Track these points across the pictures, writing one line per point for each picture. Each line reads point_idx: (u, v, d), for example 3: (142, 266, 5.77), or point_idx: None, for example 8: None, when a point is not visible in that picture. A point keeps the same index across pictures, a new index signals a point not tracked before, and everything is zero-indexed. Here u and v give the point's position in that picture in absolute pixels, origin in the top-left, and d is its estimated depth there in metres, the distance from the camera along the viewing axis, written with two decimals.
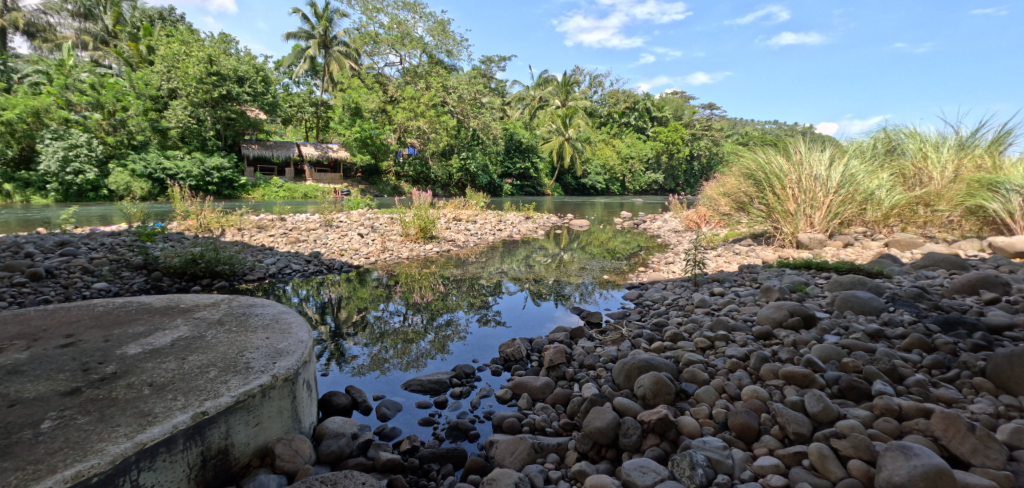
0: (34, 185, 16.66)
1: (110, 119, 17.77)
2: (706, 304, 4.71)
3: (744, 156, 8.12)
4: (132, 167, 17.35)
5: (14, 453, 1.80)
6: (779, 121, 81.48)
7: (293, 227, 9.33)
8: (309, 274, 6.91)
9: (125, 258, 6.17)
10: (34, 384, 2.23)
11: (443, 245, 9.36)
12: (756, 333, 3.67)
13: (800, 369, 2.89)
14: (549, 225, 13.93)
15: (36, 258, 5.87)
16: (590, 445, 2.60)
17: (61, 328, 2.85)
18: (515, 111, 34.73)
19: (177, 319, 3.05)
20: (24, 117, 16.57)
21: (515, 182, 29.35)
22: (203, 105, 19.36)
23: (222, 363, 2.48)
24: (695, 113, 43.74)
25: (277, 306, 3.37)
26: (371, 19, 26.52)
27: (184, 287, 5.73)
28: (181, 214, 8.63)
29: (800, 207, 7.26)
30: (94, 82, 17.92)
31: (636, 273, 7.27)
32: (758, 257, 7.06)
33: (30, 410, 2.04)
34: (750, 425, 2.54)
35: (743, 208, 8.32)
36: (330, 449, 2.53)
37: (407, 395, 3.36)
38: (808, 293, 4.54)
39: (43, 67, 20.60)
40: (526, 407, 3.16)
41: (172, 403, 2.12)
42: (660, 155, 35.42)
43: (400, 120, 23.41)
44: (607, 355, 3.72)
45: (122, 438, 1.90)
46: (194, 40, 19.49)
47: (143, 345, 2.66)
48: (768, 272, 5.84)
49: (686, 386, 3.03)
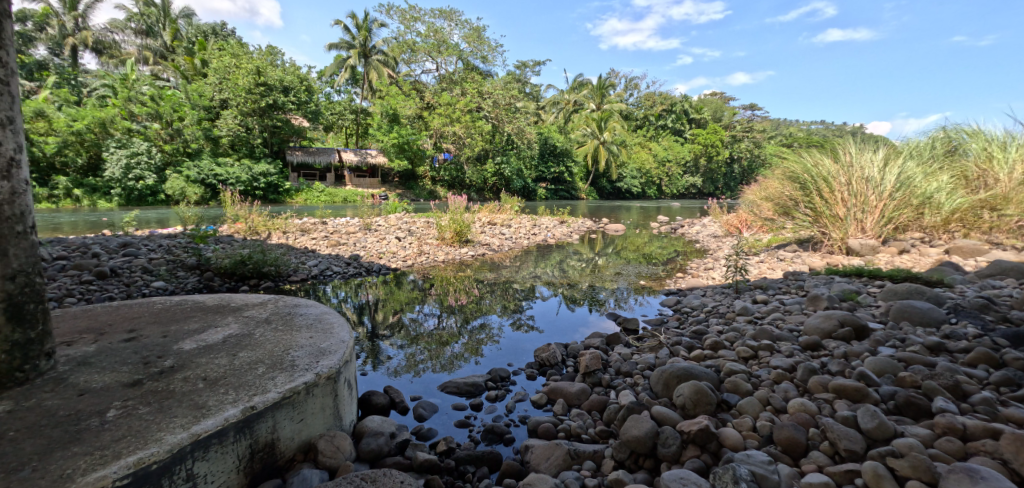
0: (100, 190, 17.67)
1: (167, 128, 18.76)
2: (748, 311, 4.57)
3: (789, 159, 7.86)
4: (187, 174, 18.29)
5: (84, 438, 1.92)
6: (825, 121, 77.28)
7: (334, 231, 9.60)
8: (348, 275, 7.12)
9: (181, 259, 6.48)
10: (101, 375, 2.37)
11: (477, 249, 9.43)
12: (803, 344, 3.53)
13: (851, 383, 2.76)
14: (584, 229, 13.85)
15: (102, 258, 6.23)
16: (627, 454, 2.56)
17: (124, 324, 3.01)
18: (550, 116, 34.83)
19: (227, 318, 3.18)
20: (92, 128, 17.59)
21: (549, 187, 29.49)
22: (252, 114, 20.28)
23: (269, 360, 2.58)
24: (735, 114, 42.43)
25: (320, 306, 3.49)
26: (408, 28, 27.05)
27: (234, 287, 5.98)
28: (231, 218, 9.02)
29: (850, 211, 6.96)
30: (153, 94, 18.92)
31: (674, 279, 7.14)
32: (804, 264, 6.80)
33: (98, 399, 2.17)
34: (797, 440, 2.44)
35: (787, 212, 8.02)
36: (369, 447, 2.59)
37: (443, 396, 3.41)
38: (860, 302, 4.33)
39: (109, 80, 21.80)
40: (561, 412, 3.15)
41: (224, 397, 2.22)
42: (699, 158, 34.62)
43: (436, 125, 23.81)
44: (644, 363, 3.67)
45: (179, 428, 1.99)
46: (243, 53, 20.31)
47: (197, 342, 2.79)
48: (815, 279, 5.60)
49: (727, 397, 2.94)
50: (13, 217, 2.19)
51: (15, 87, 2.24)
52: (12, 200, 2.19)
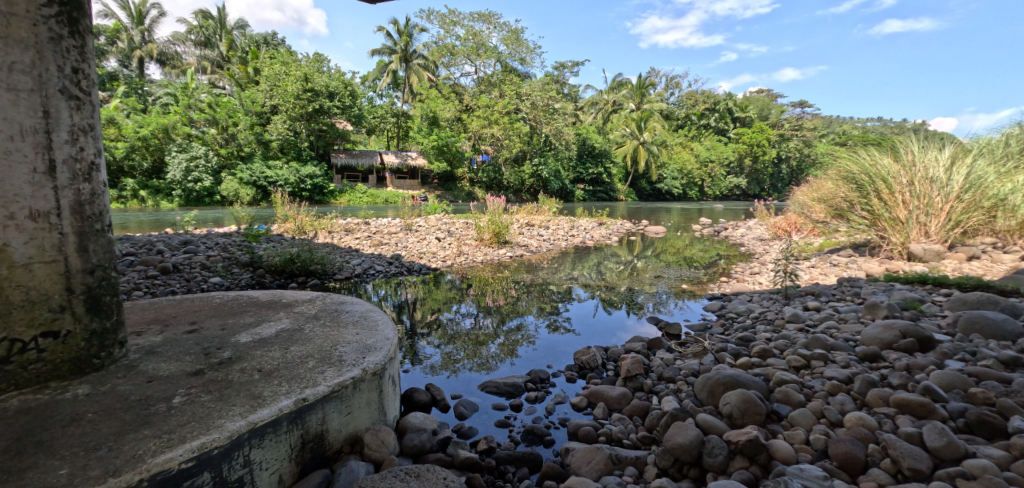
0: (163, 191, 18.77)
1: (223, 133, 19.76)
2: (799, 319, 4.39)
3: (843, 158, 7.49)
4: (240, 176, 19.21)
5: (153, 422, 2.04)
6: (881, 118, 73.23)
7: (376, 231, 9.85)
8: (390, 274, 7.28)
9: (235, 257, 6.80)
10: (167, 364, 2.51)
11: (515, 250, 9.47)
12: (860, 354, 3.36)
13: (916, 398, 2.60)
14: (623, 231, 13.67)
15: (165, 254, 6.63)
16: (671, 461, 2.50)
17: (187, 316, 3.19)
18: (588, 116, 34.57)
19: (279, 313, 3.32)
20: (156, 133, 18.74)
21: (587, 188, 29.29)
22: (300, 119, 21.08)
23: (318, 355, 2.67)
24: (783, 112, 40.86)
25: (365, 304, 3.58)
26: (448, 31, 27.45)
27: (283, 284, 6.24)
28: (281, 218, 9.40)
29: (912, 214, 6.57)
30: (211, 101, 19.96)
31: (717, 283, 6.94)
32: (860, 269, 6.47)
33: (164, 386, 2.30)
34: (855, 455, 2.32)
35: (841, 214, 7.65)
36: (412, 443, 2.63)
37: (483, 395, 3.44)
38: (924, 311, 4.08)
39: (171, 89, 23.18)
40: (602, 416, 3.12)
41: (278, 388, 2.32)
42: (744, 158, 33.52)
43: (474, 127, 24.04)
44: (688, 369, 3.58)
45: (238, 416, 2.09)
46: (292, 60, 21.08)
47: (252, 335, 2.92)
48: (874, 286, 5.31)
49: (777, 407, 2.83)
50: (93, 216, 2.35)
51: (96, 96, 2.41)
52: (92, 200, 2.34)
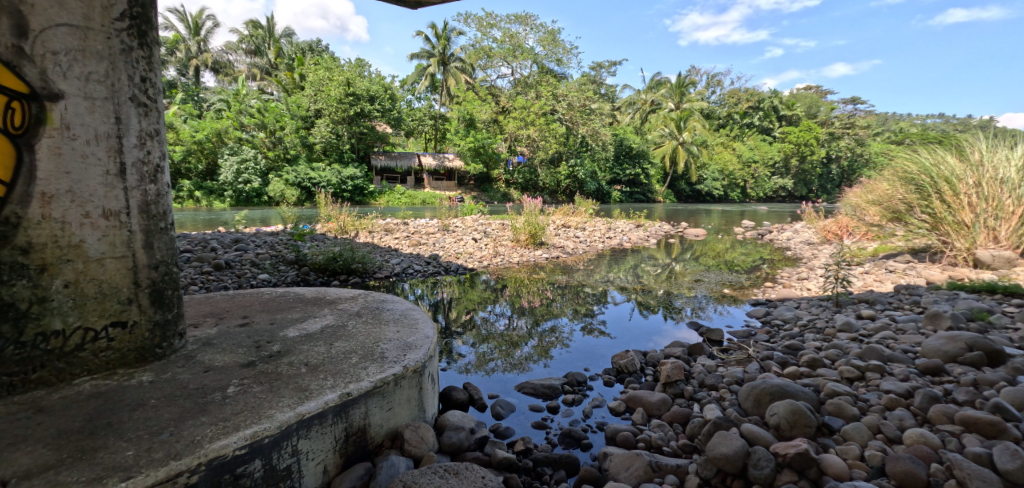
0: (215, 192, 19.69)
1: (270, 136, 20.58)
2: (851, 328, 4.18)
3: (900, 158, 7.10)
4: (286, 177, 19.96)
5: (209, 410, 2.14)
6: (940, 115, 69.08)
7: (414, 231, 10.04)
8: (427, 274, 7.39)
9: (282, 254, 7.06)
10: (221, 355, 2.63)
11: (552, 252, 9.44)
12: (921, 367, 3.17)
13: (986, 416, 2.43)
14: (661, 233, 13.42)
15: (218, 251, 6.96)
16: (714, 471, 2.43)
17: (238, 310, 3.34)
18: (626, 116, 34.13)
19: (324, 309, 3.43)
20: (210, 137, 19.72)
21: (624, 189, 28.90)
22: (342, 122, 21.72)
23: (361, 351, 2.74)
24: (832, 109, 39.13)
25: (405, 302, 3.65)
26: (485, 34, 27.68)
27: (326, 281, 6.44)
28: (325, 218, 9.70)
29: (978, 218, 6.15)
30: (260, 106, 20.83)
31: (761, 288, 6.71)
32: (919, 277, 6.11)
33: (219, 376, 2.41)
34: (915, 474, 2.19)
35: (898, 217, 7.26)
36: (450, 440, 2.66)
37: (520, 396, 3.44)
38: (993, 323, 3.81)
39: (224, 95, 24.36)
40: (641, 422, 3.06)
41: (323, 382, 2.39)
42: (790, 158, 32.27)
43: (510, 129, 24.11)
44: (732, 377, 3.48)
45: (287, 407, 2.17)
46: (335, 66, 21.69)
47: (299, 329, 3.03)
48: (935, 295, 5.01)
49: (829, 420, 2.71)
50: (158, 215, 2.50)
51: (161, 104, 2.55)
52: (156, 200, 2.49)
